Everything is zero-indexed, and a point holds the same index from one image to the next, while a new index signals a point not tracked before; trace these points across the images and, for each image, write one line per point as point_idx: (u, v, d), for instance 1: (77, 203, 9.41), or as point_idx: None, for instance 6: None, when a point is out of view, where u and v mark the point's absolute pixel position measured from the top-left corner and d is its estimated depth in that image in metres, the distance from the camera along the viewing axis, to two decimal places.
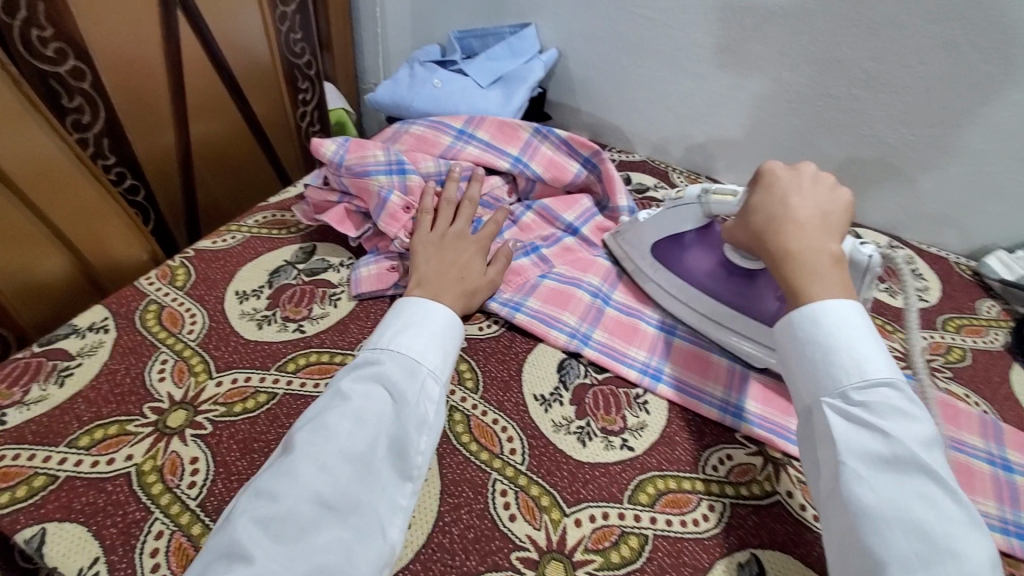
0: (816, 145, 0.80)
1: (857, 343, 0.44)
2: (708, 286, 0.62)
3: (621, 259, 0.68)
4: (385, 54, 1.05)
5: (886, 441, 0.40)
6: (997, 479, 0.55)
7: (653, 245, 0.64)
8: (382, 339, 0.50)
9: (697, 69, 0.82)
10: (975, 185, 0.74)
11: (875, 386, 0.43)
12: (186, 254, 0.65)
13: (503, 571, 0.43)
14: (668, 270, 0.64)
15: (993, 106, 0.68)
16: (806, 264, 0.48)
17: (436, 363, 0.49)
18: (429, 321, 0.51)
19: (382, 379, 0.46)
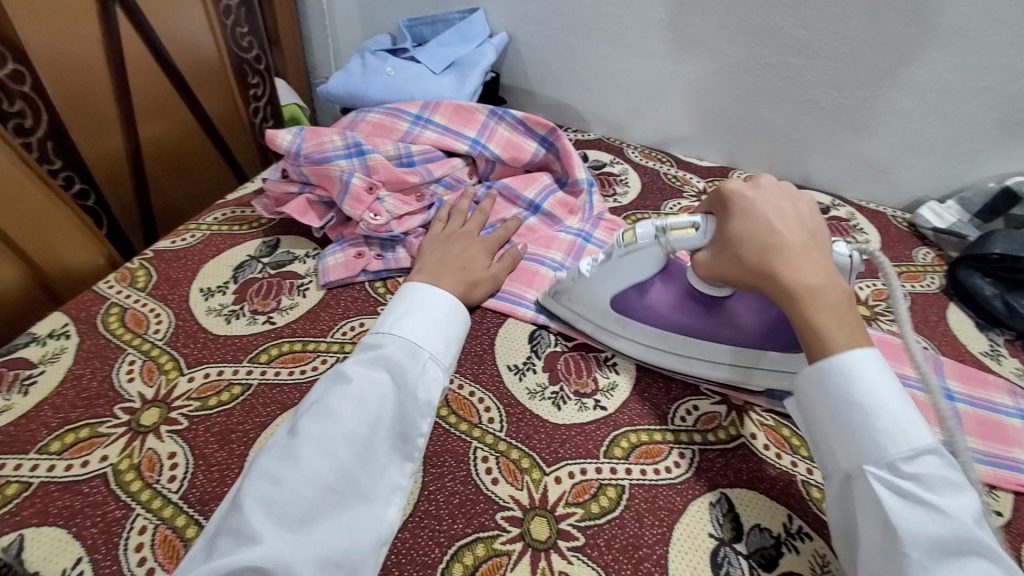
0: (759, 113, 0.84)
1: (900, 408, 0.40)
2: (684, 326, 0.55)
3: (573, 320, 0.60)
4: (334, 46, 1.04)
5: (946, 521, 0.37)
6: (941, 407, 0.60)
7: (611, 298, 0.56)
8: (388, 323, 0.50)
9: (642, 46, 0.84)
10: (903, 141, 0.79)
11: (922, 454, 0.39)
12: (145, 256, 0.64)
13: (489, 531, 0.45)
14: (633, 319, 0.56)
15: (913, 66, 0.72)
16: (829, 303, 0.44)
17: (437, 346, 0.49)
18: (437, 306, 0.52)
19: (383, 362, 0.47)
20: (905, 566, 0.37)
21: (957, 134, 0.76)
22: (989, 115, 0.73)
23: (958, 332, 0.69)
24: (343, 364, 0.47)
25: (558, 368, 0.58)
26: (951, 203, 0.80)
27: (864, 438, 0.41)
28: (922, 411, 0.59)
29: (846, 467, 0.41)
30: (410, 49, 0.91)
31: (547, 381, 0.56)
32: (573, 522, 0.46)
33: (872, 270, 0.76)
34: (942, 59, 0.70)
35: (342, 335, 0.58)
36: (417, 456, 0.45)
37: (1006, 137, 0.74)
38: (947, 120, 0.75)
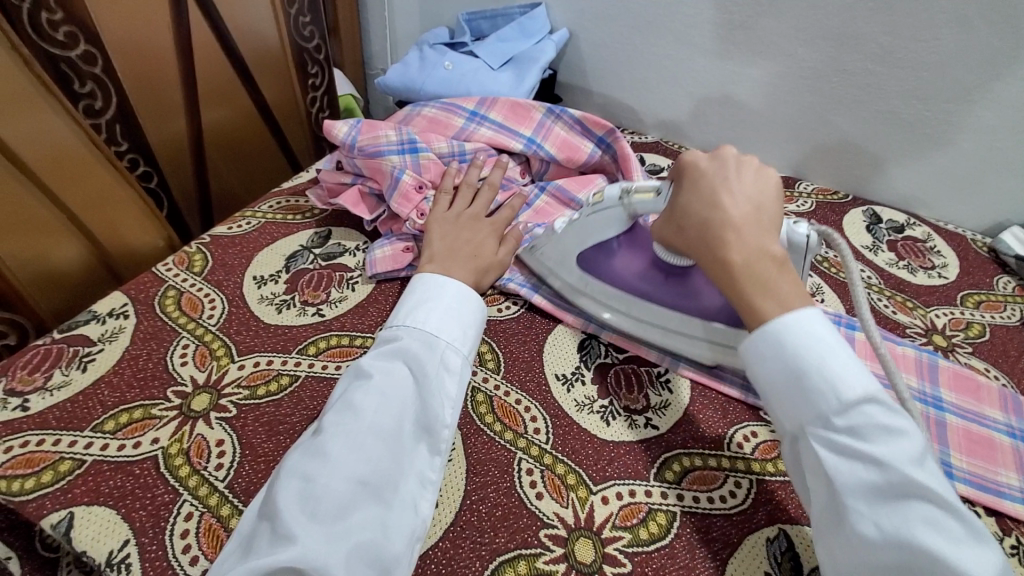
0: (832, 122, 0.79)
1: (828, 359, 0.40)
2: (645, 293, 0.57)
3: (543, 274, 0.63)
4: (392, 38, 1.04)
5: (879, 469, 0.36)
6: (1018, 451, 0.55)
7: (579, 256, 0.59)
8: (403, 316, 0.50)
9: (709, 47, 0.81)
10: (990, 160, 0.73)
11: (856, 406, 0.38)
12: (202, 240, 0.64)
13: (532, 548, 0.43)
14: (599, 280, 0.59)
15: (1003, 81, 0.67)
16: (756, 273, 0.44)
17: (452, 334, 0.48)
18: (451, 293, 0.51)
19: (402, 355, 0.46)
20: (847, 515, 0.36)
21: None
22: None
23: None
24: (360, 360, 0.46)
25: (608, 381, 0.55)
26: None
27: (799, 397, 0.40)
28: (996, 453, 0.55)
29: (790, 428, 0.41)
30: (468, 43, 0.90)
31: (596, 394, 0.54)
32: (620, 547, 0.44)
33: (948, 296, 0.71)
34: None
35: None
36: (446, 450, 0.43)
37: None
38: None
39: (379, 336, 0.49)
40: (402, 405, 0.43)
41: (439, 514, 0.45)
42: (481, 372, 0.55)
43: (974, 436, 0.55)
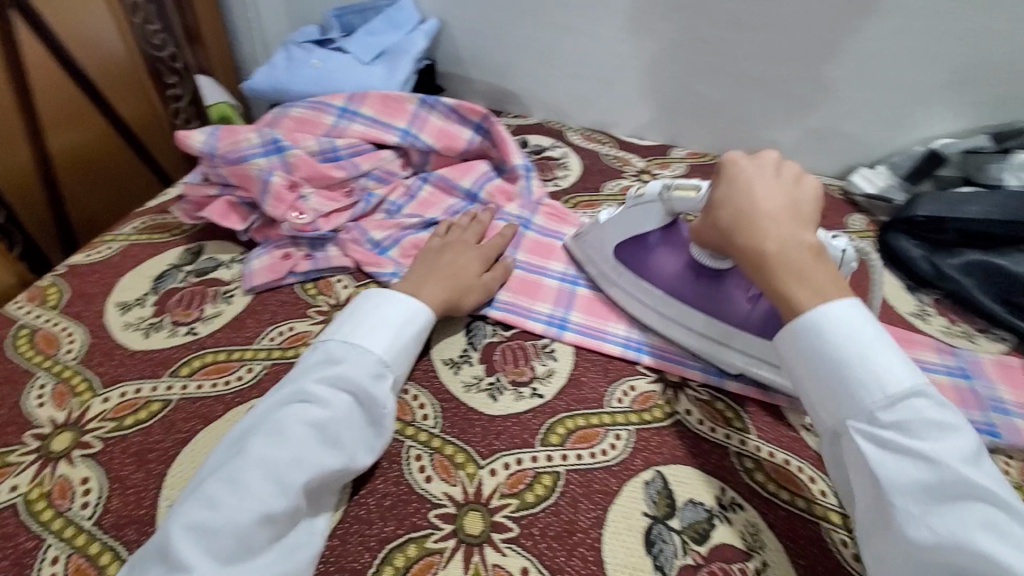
0: (694, 88, 0.84)
1: (871, 354, 0.42)
2: (678, 290, 0.58)
3: (583, 263, 0.65)
4: (261, 40, 0.99)
5: (929, 467, 0.38)
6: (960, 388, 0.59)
7: (616, 247, 0.61)
8: (370, 325, 0.51)
9: (574, 26, 0.84)
10: (832, 110, 0.80)
11: (904, 400, 0.40)
12: (58, 271, 0.60)
13: (421, 530, 0.44)
14: (634, 273, 0.60)
15: (842, 33, 0.73)
16: (786, 265, 0.46)
17: (399, 364, 0.51)
18: (415, 314, 0.53)
19: (345, 384, 0.47)
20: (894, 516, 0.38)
21: (882, 101, 0.77)
22: (908, 79, 0.75)
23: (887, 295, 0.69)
24: (300, 382, 0.46)
25: (495, 357, 0.57)
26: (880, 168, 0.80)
27: (840, 387, 0.42)
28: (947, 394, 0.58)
29: (830, 424, 0.43)
30: (337, 39, 0.88)
31: (483, 373, 0.56)
32: (507, 514, 0.46)
33: None
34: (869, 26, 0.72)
35: (270, 341, 0.56)
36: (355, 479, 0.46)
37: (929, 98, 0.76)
38: (873, 85, 0.76)
39: (332, 339, 0.50)
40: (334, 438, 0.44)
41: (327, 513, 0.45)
42: None
43: None
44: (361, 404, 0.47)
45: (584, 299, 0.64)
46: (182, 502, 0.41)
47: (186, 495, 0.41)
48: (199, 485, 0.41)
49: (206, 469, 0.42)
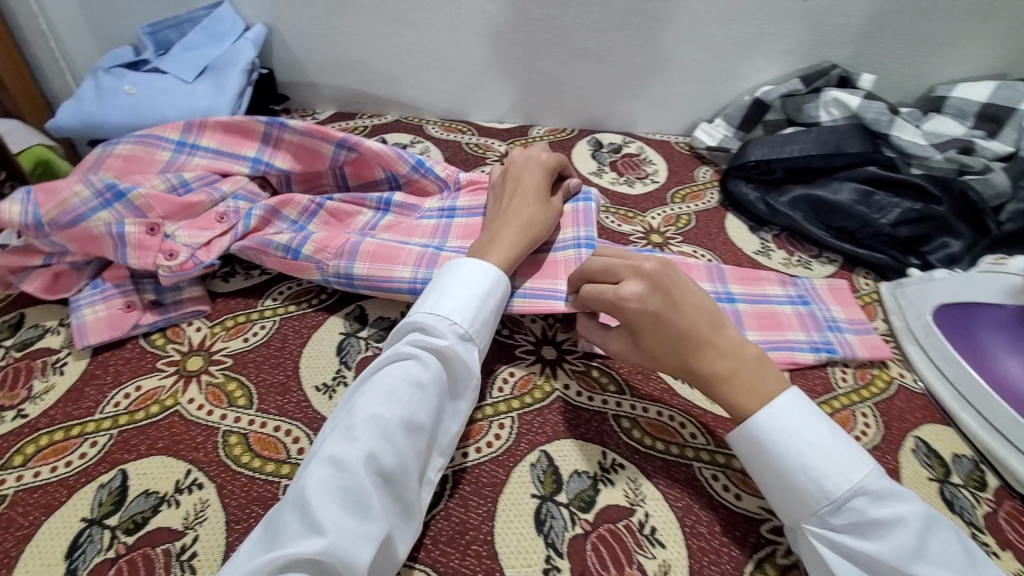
0: (755, 68, 0.86)
1: (814, 453, 0.41)
2: (1003, 387, 0.52)
3: (891, 314, 0.62)
4: (298, 68, 0.95)
5: (874, 504, 0.39)
6: (799, 313, 0.62)
7: (940, 308, 0.58)
8: (808, 488, 0.41)
9: (632, 26, 0.83)
10: (893, 63, 0.84)
11: (850, 499, 0.40)
12: (224, 365, 0.56)
13: (765, 548, 0.44)
14: (954, 347, 0.56)
15: None
16: (734, 384, 0.45)
17: (904, 508, 0.39)
18: (825, 474, 0.41)
19: (898, 527, 0.38)
20: None
21: (939, 50, 0.82)
22: (962, 26, 0.80)
23: (786, 267, 0.69)
24: (858, 512, 0.39)
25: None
26: (958, 91, 0.82)
27: (806, 481, 0.41)
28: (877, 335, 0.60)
29: None
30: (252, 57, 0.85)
31: None
32: None
33: None
34: None
35: (501, 391, 0.54)
36: None
37: (981, 49, 0.82)
38: (929, 44, 0.82)
39: (809, 515, 0.41)
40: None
41: (674, 555, 0.43)
42: (610, 397, 0.54)
43: (874, 343, 0.59)
44: None
45: (750, 315, 0.61)
46: (769, 466, 0.43)
47: (366, 420, 0.42)
48: (389, 424, 0.42)
49: (362, 403, 0.43)
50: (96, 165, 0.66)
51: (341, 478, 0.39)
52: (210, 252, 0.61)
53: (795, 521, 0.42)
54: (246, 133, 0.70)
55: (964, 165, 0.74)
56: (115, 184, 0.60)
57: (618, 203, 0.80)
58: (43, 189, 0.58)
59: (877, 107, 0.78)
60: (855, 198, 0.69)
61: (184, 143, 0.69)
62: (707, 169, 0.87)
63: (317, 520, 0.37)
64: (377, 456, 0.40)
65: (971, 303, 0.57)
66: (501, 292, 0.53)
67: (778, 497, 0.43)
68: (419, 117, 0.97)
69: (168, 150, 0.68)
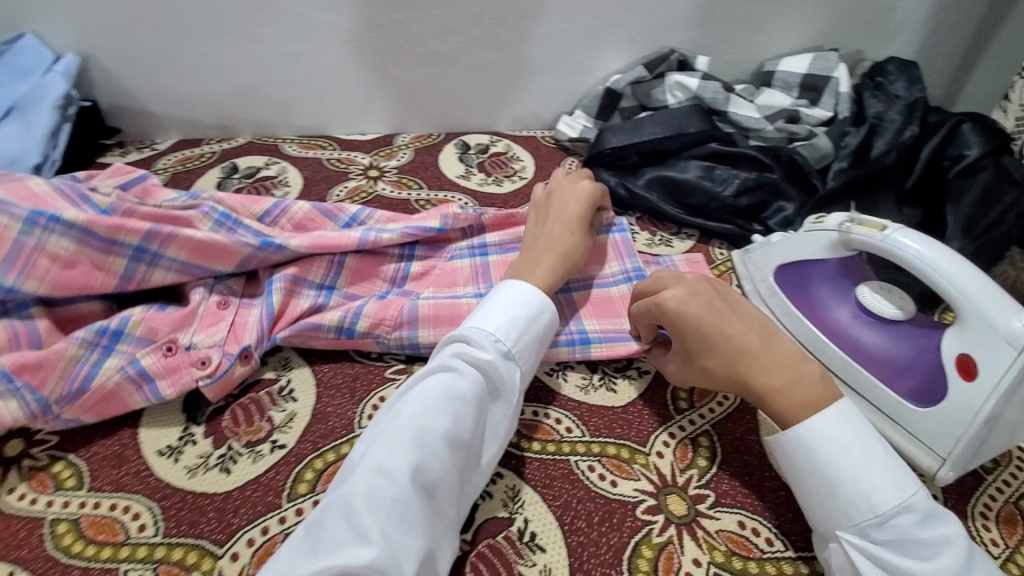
0: (603, 59, 0.89)
1: (861, 467, 0.40)
2: (837, 335, 0.57)
3: (742, 280, 0.66)
4: (126, 96, 0.86)
5: (918, 519, 0.38)
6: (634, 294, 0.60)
7: (780, 267, 0.62)
8: (853, 500, 0.40)
9: (478, 26, 0.83)
10: (724, 44, 0.90)
11: (894, 516, 0.38)
12: (47, 444, 0.49)
13: (641, 529, 0.45)
14: (794, 303, 0.60)
15: None
16: (772, 388, 0.44)
17: (949, 530, 0.38)
18: (875, 489, 0.39)
19: (936, 547, 0.37)
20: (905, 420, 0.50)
21: (761, 29, 0.89)
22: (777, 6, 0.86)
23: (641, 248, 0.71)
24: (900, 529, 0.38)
25: (565, 356, 0.55)
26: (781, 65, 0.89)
27: (849, 494, 0.40)
28: None
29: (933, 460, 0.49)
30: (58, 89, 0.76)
31: (589, 371, 0.56)
32: (700, 484, 0.48)
33: None
34: None
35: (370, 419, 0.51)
36: None
37: (796, 25, 0.89)
38: (754, 25, 0.88)
39: (848, 526, 0.40)
40: None
41: (554, 556, 0.43)
42: None
43: None
44: None
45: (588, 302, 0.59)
46: (814, 476, 0.41)
47: (414, 426, 0.39)
48: (434, 436, 0.39)
49: (413, 409, 0.40)
50: (12, 262, 0.48)
51: (384, 491, 0.36)
52: (196, 356, 0.50)
53: (833, 532, 0.41)
54: (225, 251, 0.54)
55: (792, 133, 0.80)
56: (108, 327, 0.49)
57: (487, 204, 0.79)
58: (19, 367, 0.45)
59: (713, 86, 0.83)
60: (700, 174, 0.73)
61: (144, 248, 0.52)
62: (573, 160, 0.88)
63: (362, 529, 0.34)
64: (416, 472, 0.37)
65: (804, 262, 0.60)
66: (549, 315, 0.50)
67: (817, 506, 0.41)
68: (274, 137, 0.92)
69: (125, 257, 0.52)
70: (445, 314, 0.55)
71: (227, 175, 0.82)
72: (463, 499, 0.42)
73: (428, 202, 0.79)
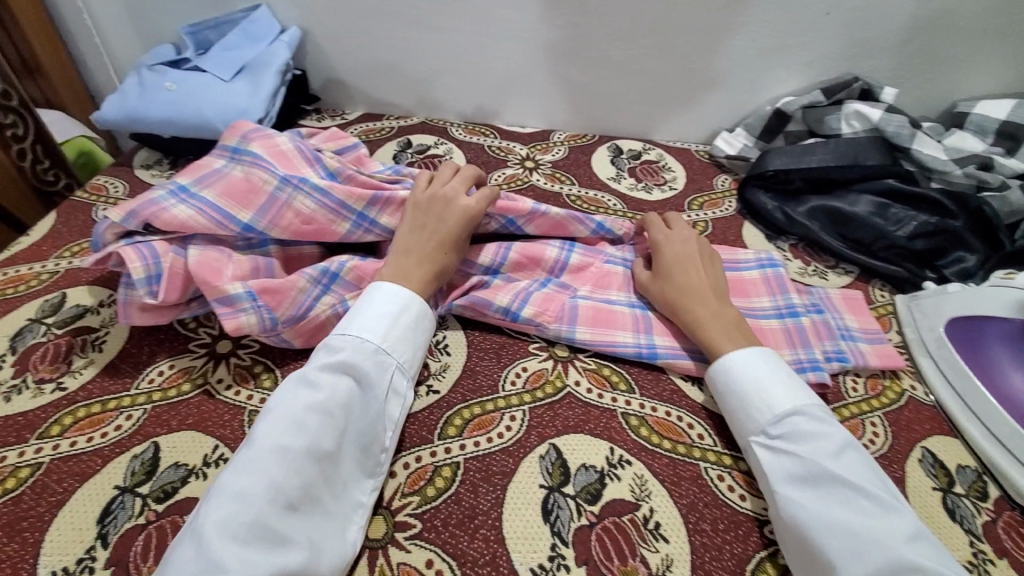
0: (778, 79, 0.87)
1: (763, 382, 0.50)
2: (1008, 401, 0.52)
3: (902, 326, 0.63)
4: (329, 69, 0.98)
5: (807, 420, 0.47)
6: (786, 327, 0.61)
7: (951, 319, 0.58)
8: (756, 405, 0.49)
9: (654, 36, 0.85)
10: (918, 77, 0.84)
11: (786, 417, 0.47)
12: (251, 349, 0.58)
13: (766, 547, 0.45)
14: (962, 358, 0.56)
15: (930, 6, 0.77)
16: (705, 326, 0.56)
17: (835, 433, 0.46)
18: (773, 396, 0.49)
19: (818, 439, 0.45)
20: None
21: (965, 65, 0.82)
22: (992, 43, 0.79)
23: (795, 278, 0.69)
24: (795, 424, 0.47)
25: (701, 373, 0.57)
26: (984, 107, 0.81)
27: (754, 400, 0.49)
28: (890, 355, 0.59)
29: None
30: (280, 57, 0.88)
31: None
32: None
33: None
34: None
35: (514, 385, 0.56)
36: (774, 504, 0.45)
37: (1010, 65, 0.81)
38: (956, 60, 0.81)
39: (756, 429, 0.49)
40: (848, 482, 0.42)
41: (676, 547, 0.45)
42: (619, 395, 0.55)
43: (887, 356, 0.59)
44: (809, 510, 0.42)
45: None
46: (732, 392, 0.51)
47: (273, 448, 0.42)
48: (293, 452, 0.42)
49: (266, 434, 0.42)
50: (266, 210, 0.58)
51: (241, 512, 0.39)
52: None
53: (748, 441, 0.49)
54: None
55: (982, 181, 0.73)
56: (328, 269, 0.58)
57: (635, 208, 0.81)
58: (263, 290, 0.54)
59: (897, 120, 0.78)
60: (871, 210, 0.70)
61: (366, 215, 0.61)
62: (726, 177, 0.88)
63: (215, 557, 0.37)
64: (276, 491, 0.40)
65: (982, 319, 0.56)
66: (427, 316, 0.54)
67: (735, 421, 0.51)
68: (444, 119, 1.00)
69: (350, 221, 0.61)
70: (603, 317, 0.61)
71: (403, 148, 0.91)
72: (353, 499, 0.45)
73: (579, 198, 0.82)
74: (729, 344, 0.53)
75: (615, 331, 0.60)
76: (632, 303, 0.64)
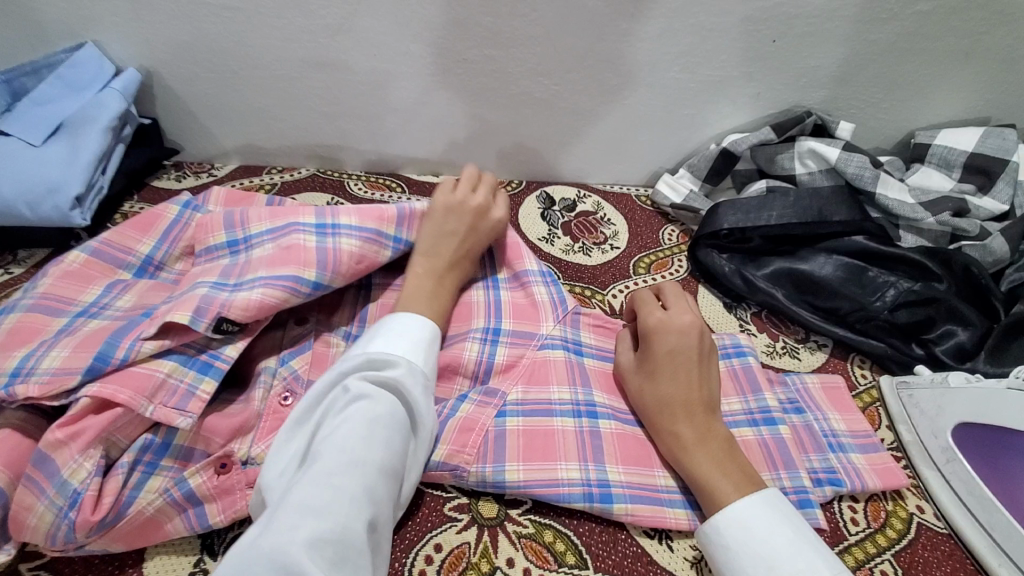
0: (722, 113, 0.76)
1: (798, 547, 0.39)
2: None
3: (893, 423, 0.52)
4: (191, 117, 0.80)
5: None
6: (764, 439, 0.49)
7: (959, 428, 0.48)
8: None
9: (580, 71, 0.72)
10: (871, 107, 0.75)
11: None
12: (43, 564, 0.41)
13: None
14: (978, 481, 0.46)
15: (883, 31, 0.68)
16: (697, 458, 0.44)
17: None
18: (810, 567, 0.38)
19: None
20: None
21: (920, 94, 0.74)
22: (948, 70, 0.71)
23: (763, 358, 0.58)
24: None
25: (670, 522, 0.45)
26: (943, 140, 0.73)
27: (788, 570, 0.38)
28: (889, 469, 0.48)
29: None
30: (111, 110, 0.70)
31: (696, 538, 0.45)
32: None
33: None
34: (912, 22, 0.67)
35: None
36: None
37: (966, 92, 0.74)
38: (910, 88, 0.73)
39: None
40: None
41: None
42: (565, 575, 0.42)
43: (883, 467, 0.48)
44: None
45: None
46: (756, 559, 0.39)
47: (342, 465, 0.35)
48: (367, 467, 0.36)
49: (331, 445, 0.36)
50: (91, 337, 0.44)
51: (324, 529, 0.32)
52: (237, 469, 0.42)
53: None
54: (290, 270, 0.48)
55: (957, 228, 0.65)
56: (149, 443, 0.42)
57: (572, 277, 0.68)
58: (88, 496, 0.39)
59: (859, 159, 0.68)
60: (843, 275, 0.60)
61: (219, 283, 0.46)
62: (672, 229, 0.76)
63: None
64: (355, 512, 0.34)
65: (996, 429, 0.46)
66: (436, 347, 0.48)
67: None
68: (340, 173, 0.85)
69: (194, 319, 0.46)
70: (539, 445, 0.47)
71: None
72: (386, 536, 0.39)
73: None
74: (736, 496, 0.42)
75: (557, 465, 0.46)
76: (577, 409, 0.50)
